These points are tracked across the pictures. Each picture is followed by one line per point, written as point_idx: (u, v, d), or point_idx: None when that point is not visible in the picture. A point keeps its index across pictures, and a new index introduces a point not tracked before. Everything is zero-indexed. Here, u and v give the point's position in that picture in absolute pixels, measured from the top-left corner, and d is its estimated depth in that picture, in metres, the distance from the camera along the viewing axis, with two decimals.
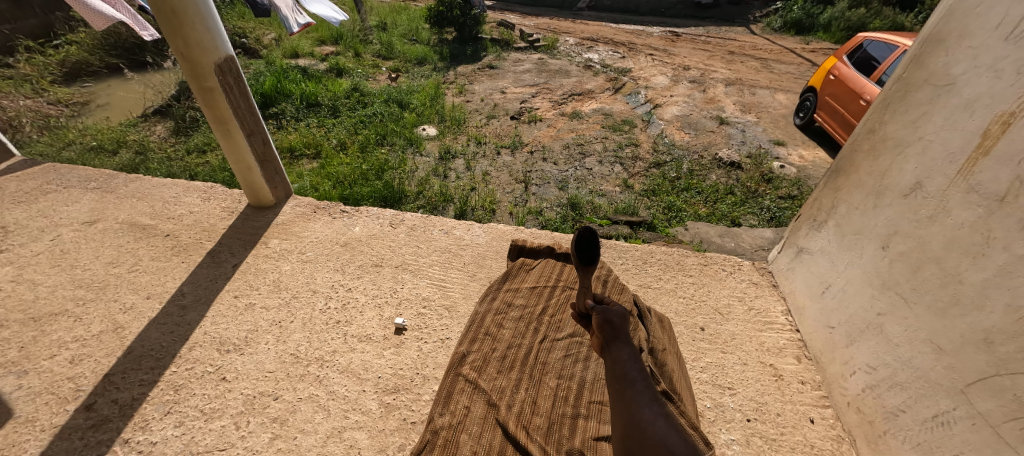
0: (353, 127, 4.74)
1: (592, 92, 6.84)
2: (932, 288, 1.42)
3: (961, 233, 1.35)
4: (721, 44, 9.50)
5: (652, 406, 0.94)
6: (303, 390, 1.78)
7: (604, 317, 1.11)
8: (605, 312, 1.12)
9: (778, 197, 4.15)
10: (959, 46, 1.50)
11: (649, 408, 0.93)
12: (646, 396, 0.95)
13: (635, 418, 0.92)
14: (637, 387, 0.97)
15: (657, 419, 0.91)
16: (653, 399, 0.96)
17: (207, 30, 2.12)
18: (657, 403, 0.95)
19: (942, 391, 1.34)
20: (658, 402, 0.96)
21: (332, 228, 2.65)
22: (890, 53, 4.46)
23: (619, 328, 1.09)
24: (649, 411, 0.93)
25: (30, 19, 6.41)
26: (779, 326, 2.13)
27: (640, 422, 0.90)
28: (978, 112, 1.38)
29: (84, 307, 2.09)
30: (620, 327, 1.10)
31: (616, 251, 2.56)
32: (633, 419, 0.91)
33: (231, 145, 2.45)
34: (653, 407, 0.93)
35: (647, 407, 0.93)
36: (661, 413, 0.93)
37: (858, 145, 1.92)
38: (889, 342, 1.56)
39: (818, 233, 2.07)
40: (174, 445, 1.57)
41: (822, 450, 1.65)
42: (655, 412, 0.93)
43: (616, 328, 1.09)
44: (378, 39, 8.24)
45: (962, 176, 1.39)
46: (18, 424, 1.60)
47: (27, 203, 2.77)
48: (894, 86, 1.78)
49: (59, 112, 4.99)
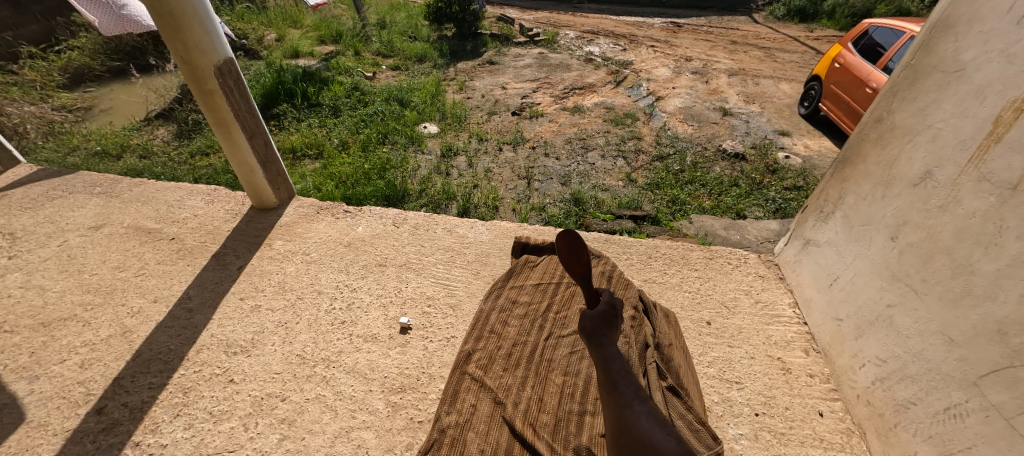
0: (354, 127, 4.73)
1: (593, 85, 6.79)
2: (943, 279, 1.40)
3: (972, 223, 1.33)
4: (724, 34, 9.41)
5: (636, 405, 0.93)
6: (309, 391, 1.78)
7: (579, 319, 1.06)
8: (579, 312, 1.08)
9: (783, 188, 4.11)
10: (970, 31, 1.47)
11: (634, 408, 0.92)
12: (629, 396, 0.94)
13: (622, 422, 0.92)
14: (620, 388, 0.96)
15: (643, 418, 0.91)
16: (637, 397, 0.95)
17: (206, 32, 2.11)
18: (641, 400, 0.94)
19: (954, 383, 1.32)
20: (642, 398, 0.95)
21: (335, 228, 2.66)
22: (896, 39, 4.38)
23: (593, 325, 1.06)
24: (634, 411, 0.92)
25: (31, 25, 6.43)
26: (787, 319, 2.11)
27: (626, 425, 0.90)
28: (990, 98, 1.36)
29: (92, 311, 2.11)
30: (597, 326, 1.04)
31: (621, 246, 2.54)
32: (621, 422, 0.92)
33: (233, 146, 2.45)
34: (636, 406, 0.93)
35: (631, 408, 0.92)
36: (646, 410, 0.92)
37: (865, 134, 1.89)
38: (899, 334, 1.54)
39: (825, 225, 2.05)
40: (184, 447, 1.58)
41: (832, 443, 1.63)
42: (640, 410, 0.92)
43: (594, 327, 1.04)
44: (378, 37, 8.21)
45: (973, 165, 1.37)
46: (30, 429, 1.62)
47: (34, 209, 2.79)
48: (902, 73, 1.75)
49: (62, 117, 5.01)
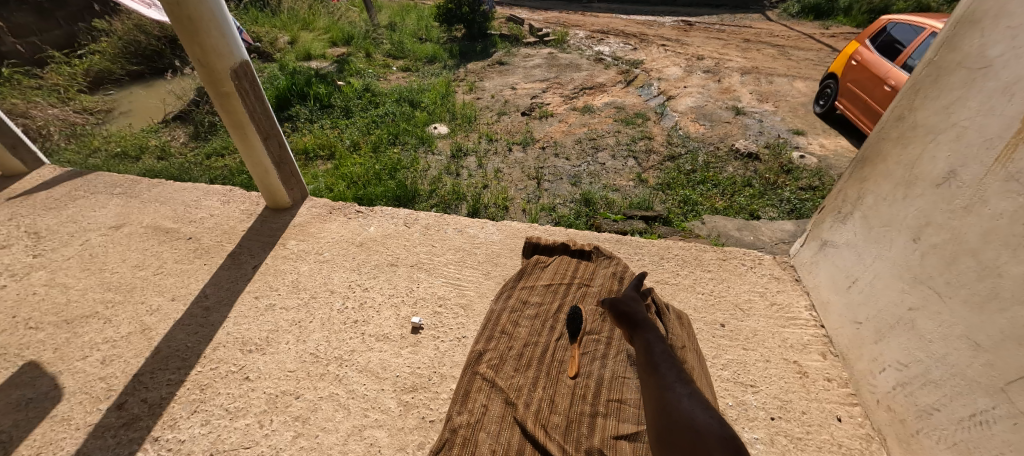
0: (365, 128, 4.77)
1: (603, 85, 6.74)
2: (968, 283, 1.36)
3: (998, 224, 1.29)
4: (737, 33, 9.28)
5: (676, 387, 1.00)
6: (323, 389, 1.80)
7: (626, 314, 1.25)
8: (627, 308, 1.28)
9: (798, 188, 4.04)
10: (997, 26, 1.43)
11: (674, 389, 0.99)
12: (670, 379, 1.02)
13: (662, 401, 0.98)
14: (662, 370, 1.06)
15: (683, 398, 0.96)
16: (678, 381, 1.02)
17: (222, 36, 2.14)
18: (681, 383, 1.01)
19: (980, 389, 1.28)
20: (683, 382, 1.02)
21: (348, 228, 2.68)
22: (915, 36, 4.30)
23: (640, 318, 1.24)
24: (673, 392, 0.99)
25: (55, 30, 6.56)
26: (803, 322, 2.08)
27: (667, 405, 0.96)
28: (1017, 95, 1.31)
29: (113, 309, 2.16)
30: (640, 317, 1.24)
31: (632, 247, 2.51)
32: (661, 401, 0.98)
33: (249, 149, 2.50)
34: (676, 388, 1.00)
35: (671, 390, 0.99)
36: (686, 392, 0.98)
37: (885, 133, 1.86)
38: (921, 338, 1.50)
39: (843, 226, 2.01)
40: (202, 443, 1.61)
41: (851, 449, 1.60)
42: (680, 392, 0.98)
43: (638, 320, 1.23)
44: (389, 39, 8.29)
45: (999, 164, 1.33)
46: (54, 423, 1.66)
47: (57, 209, 2.86)
48: (925, 71, 1.71)
49: (84, 120, 5.14)
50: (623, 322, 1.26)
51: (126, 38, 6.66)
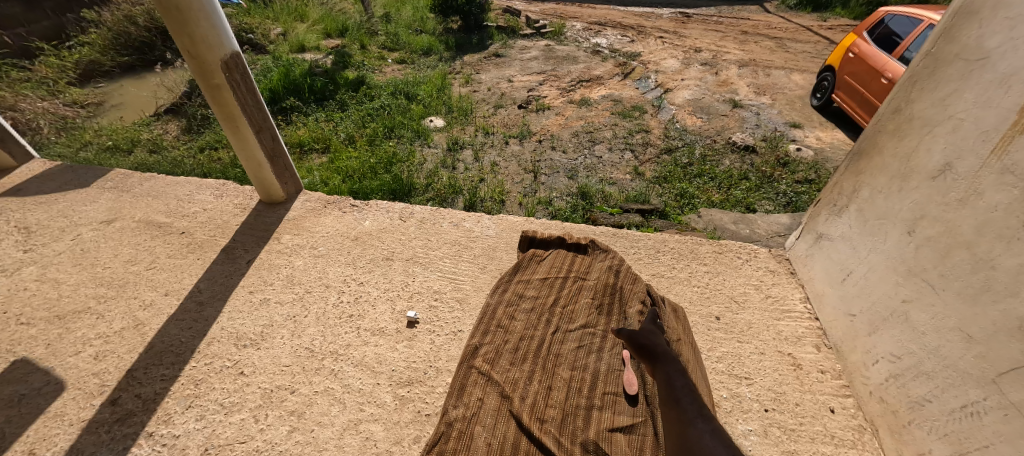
0: (360, 121, 4.73)
1: (600, 77, 6.70)
2: (961, 275, 1.36)
3: (993, 217, 1.29)
4: (734, 25, 9.23)
5: (698, 424, 1.04)
6: (318, 384, 1.80)
7: (644, 345, 1.27)
8: (644, 336, 1.29)
9: (794, 182, 4.04)
10: (995, 18, 1.41)
11: (697, 426, 1.03)
12: (692, 415, 1.07)
13: (686, 439, 1.02)
14: (683, 405, 1.10)
15: (705, 436, 1.01)
16: (700, 416, 1.06)
17: (212, 26, 2.10)
18: (703, 420, 1.05)
19: (972, 381, 1.29)
20: (704, 418, 1.06)
21: (343, 222, 2.66)
22: (914, 28, 4.29)
23: (658, 348, 1.26)
24: (696, 429, 1.03)
25: (43, 22, 6.43)
26: (797, 315, 2.08)
27: (690, 443, 1.00)
28: (1015, 88, 1.31)
29: (106, 304, 2.14)
30: (658, 348, 1.26)
31: (628, 241, 2.51)
32: (683, 438, 1.02)
33: (241, 141, 2.46)
34: (699, 424, 1.04)
35: (694, 426, 1.04)
36: (708, 429, 1.03)
37: (882, 125, 1.85)
38: (915, 330, 1.51)
39: (838, 219, 2.01)
40: (197, 439, 1.61)
41: (844, 440, 1.62)
42: (702, 429, 1.03)
43: (655, 350, 1.25)
44: (384, 31, 8.19)
45: (995, 156, 1.32)
46: (48, 419, 1.65)
47: (47, 204, 2.83)
48: (922, 63, 1.70)
49: (75, 113, 5.06)
50: (640, 352, 1.27)
51: (116, 30, 6.56)
